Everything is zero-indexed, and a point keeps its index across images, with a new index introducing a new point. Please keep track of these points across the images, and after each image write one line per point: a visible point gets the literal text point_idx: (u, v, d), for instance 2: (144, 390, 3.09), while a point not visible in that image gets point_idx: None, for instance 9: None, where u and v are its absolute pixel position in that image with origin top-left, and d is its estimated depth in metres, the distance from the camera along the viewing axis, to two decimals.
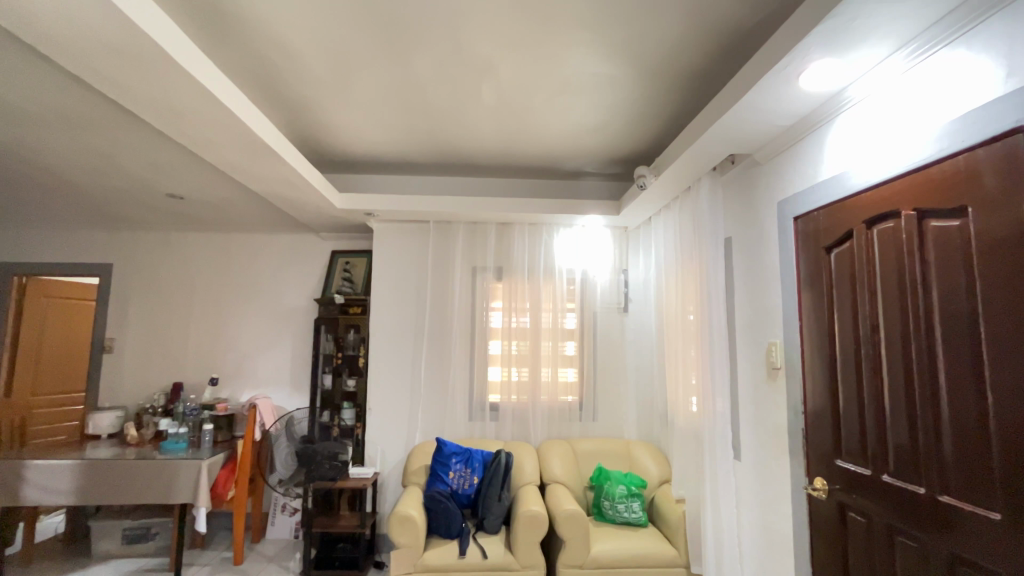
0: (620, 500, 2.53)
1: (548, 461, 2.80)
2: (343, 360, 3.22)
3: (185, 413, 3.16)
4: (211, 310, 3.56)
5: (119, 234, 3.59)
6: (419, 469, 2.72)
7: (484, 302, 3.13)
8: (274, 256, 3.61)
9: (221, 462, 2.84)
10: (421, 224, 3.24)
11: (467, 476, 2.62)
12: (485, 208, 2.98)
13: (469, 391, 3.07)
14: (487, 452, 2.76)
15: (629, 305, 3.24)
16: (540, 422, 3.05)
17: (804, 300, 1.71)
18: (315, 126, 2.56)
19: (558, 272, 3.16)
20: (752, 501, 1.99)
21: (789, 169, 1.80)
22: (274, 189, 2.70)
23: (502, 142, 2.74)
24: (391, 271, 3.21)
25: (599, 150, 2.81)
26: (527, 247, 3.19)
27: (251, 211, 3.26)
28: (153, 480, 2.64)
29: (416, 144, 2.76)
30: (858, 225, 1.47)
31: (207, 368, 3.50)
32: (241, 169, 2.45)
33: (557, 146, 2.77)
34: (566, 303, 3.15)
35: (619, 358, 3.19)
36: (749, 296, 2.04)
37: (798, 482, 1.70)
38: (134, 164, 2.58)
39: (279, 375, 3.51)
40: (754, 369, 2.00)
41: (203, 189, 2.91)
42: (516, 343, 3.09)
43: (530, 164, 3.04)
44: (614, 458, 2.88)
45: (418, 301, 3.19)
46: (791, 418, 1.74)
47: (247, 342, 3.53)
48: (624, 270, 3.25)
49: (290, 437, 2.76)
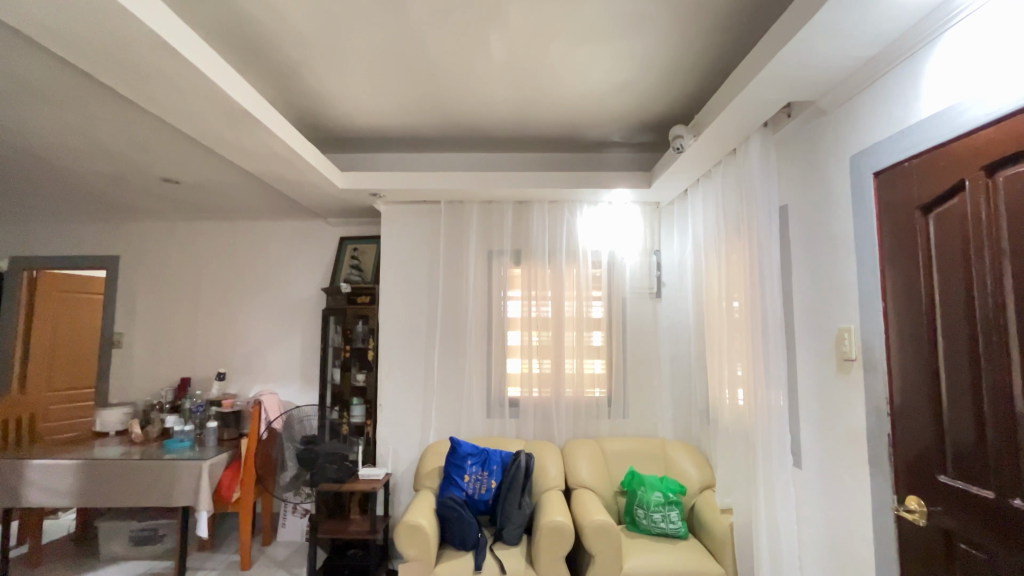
0: (655, 508, 2.24)
1: (573, 462, 2.53)
2: (351, 353, 2.97)
3: (192, 411, 3.01)
4: (219, 301, 3.40)
5: (125, 225, 3.45)
6: (432, 471, 2.49)
7: (501, 290, 2.86)
8: (282, 244, 3.43)
9: (225, 462, 2.70)
10: (432, 206, 2.99)
11: (484, 480, 2.37)
12: (500, 184, 2.70)
13: (487, 385, 2.83)
14: (506, 453, 2.50)
15: (662, 290, 2.91)
16: (564, 419, 2.78)
17: (889, 273, 1.37)
18: (310, 96, 2.32)
19: (582, 255, 2.86)
20: (818, 517, 1.67)
21: (869, 114, 1.45)
22: (270, 168, 2.49)
23: (517, 109, 2.45)
24: (401, 257, 2.97)
25: (627, 112, 2.48)
26: (547, 228, 2.89)
27: (253, 196, 3.06)
28: (153, 482, 2.50)
29: (422, 114, 2.51)
30: (974, 173, 1.13)
31: (215, 362, 3.36)
32: (231, 145, 2.24)
33: (580, 110, 2.46)
34: (592, 290, 2.85)
35: (651, 350, 2.87)
36: (811, 274, 1.71)
37: (883, 500, 1.38)
38: (123, 144, 2.40)
39: (288, 369, 3.34)
40: (819, 360, 1.67)
41: (201, 172, 2.72)
42: (537, 334, 2.82)
43: (551, 135, 2.74)
44: (648, 460, 2.58)
45: (430, 289, 2.95)
46: (872, 421, 1.42)
47: (256, 335, 3.37)
48: (655, 252, 2.92)
49: (288, 440, 2.54)
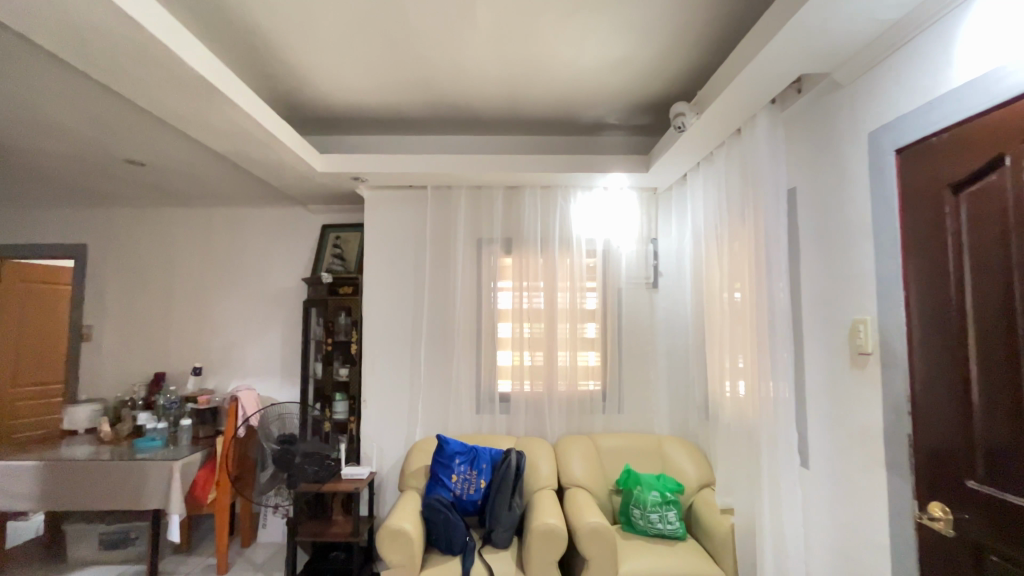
0: (652, 509, 2.13)
1: (566, 460, 2.42)
2: (333, 346, 2.81)
3: (165, 407, 2.84)
4: (195, 292, 3.24)
5: (93, 212, 3.26)
6: (417, 471, 2.37)
7: (491, 280, 2.73)
8: (261, 232, 3.27)
9: (199, 461, 2.56)
10: (418, 191, 2.84)
11: (472, 480, 2.25)
12: (489, 168, 2.54)
13: (476, 380, 2.70)
14: (496, 451, 2.39)
15: (659, 279, 2.78)
16: (557, 414, 2.66)
17: (912, 260, 1.26)
18: (283, 69, 2.15)
19: (576, 243, 2.72)
20: (828, 521, 1.57)
21: (892, 85, 1.33)
22: (242, 149, 2.32)
23: (507, 86, 2.30)
24: (385, 245, 2.82)
25: (624, 91, 2.34)
26: (539, 214, 2.76)
27: (228, 180, 2.89)
28: (121, 483, 2.36)
29: (406, 91, 2.35)
30: (1015, 145, 1.01)
31: (191, 356, 3.20)
32: (197, 123, 2.06)
33: (573, 89, 2.32)
34: (586, 281, 2.72)
35: (648, 342, 2.75)
36: (822, 261, 1.60)
37: (902, 506, 1.27)
38: (81, 123, 2.22)
39: (269, 363, 3.19)
40: (829, 355, 1.56)
41: (169, 153, 2.54)
42: (528, 325, 2.70)
43: (543, 117, 2.59)
44: (644, 458, 2.48)
45: (416, 279, 2.81)
46: (889, 420, 1.31)
47: (234, 328, 3.22)
48: (652, 240, 2.79)
49: (263, 440, 2.36)
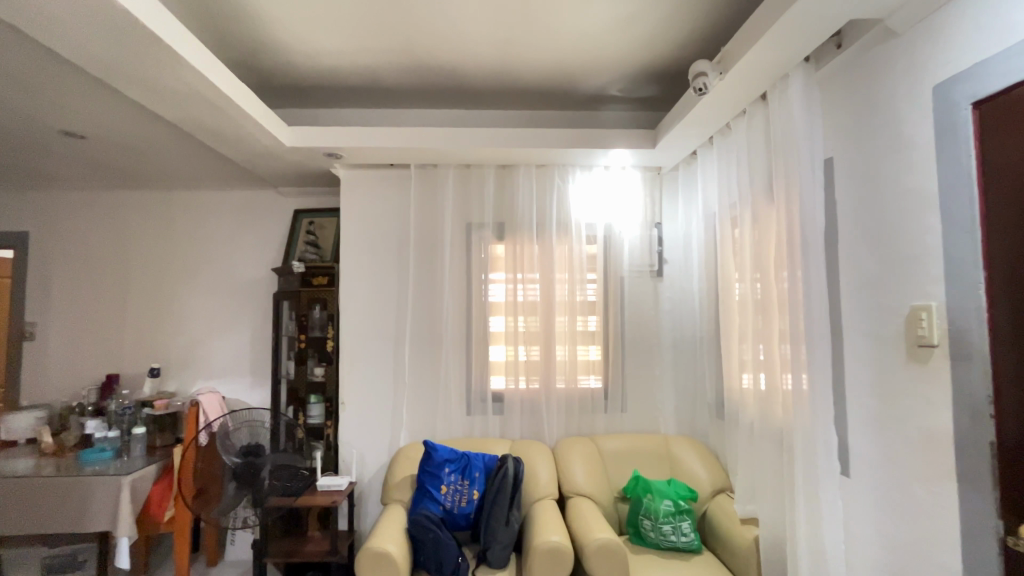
0: (664, 520, 1.92)
1: (567, 466, 2.20)
2: (308, 343, 2.55)
3: (117, 413, 2.54)
4: (152, 285, 2.92)
5: (32, 195, 2.90)
6: (402, 482, 2.12)
7: (481, 271, 2.48)
8: (226, 218, 2.96)
9: (153, 475, 2.26)
10: (401, 171, 2.57)
11: (464, 491, 2.02)
12: (481, 144, 2.28)
13: (466, 378, 2.46)
14: (489, 457, 2.16)
15: (664, 267, 2.57)
16: (555, 415, 2.44)
17: (994, 233, 1.06)
18: (241, 23, 1.85)
19: (575, 228, 2.50)
20: (876, 536, 1.37)
21: (967, 27, 1.12)
22: (196, 116, 2.01)
23: (501, 50, 2.04)
24: (365, 231, 2.55)
25: (631, 56, 2.10)
26: (534, 196, 2.52)
27: (185, 157, 2.58)
28: (62, 503, 2.06)
29: (386, 55, 2.07)
30: None
31: (150, 356, 2.88)
32: (137, 82, 1.75)
33: (575, 54, 2.07)
34: (587, 272, 2.50)
35: (653, 335, 2.54)
36: (868, 239, 1.39)
37: (982, 527, 1.07)
38: (3, 85, 1.89)
39: (237, 362, 2.91)
40: (878, 346, 1.36)
41: (112, 122, 2.22)
42: (523, 319, 2.46)
43: (539, 87, 2.34)
44: (651, 462, 2.28)
45: (400, 268, 2.54)
46: (963, 423, 1.11)
47: (198, 323, 2.92)
48: (656, 224, 2.57)
49: (223, 452, 2.03)
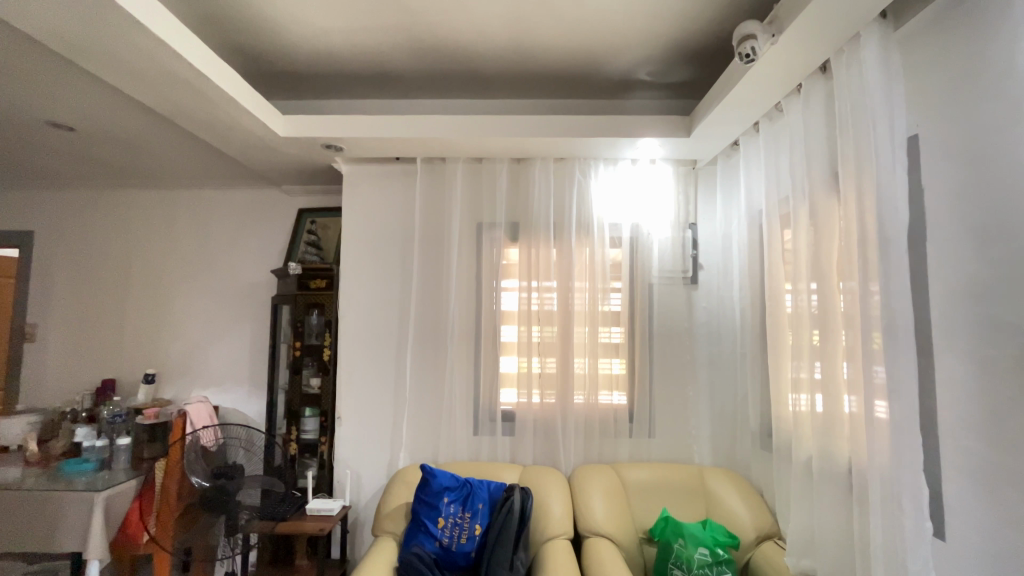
0: (699, 572, 1.61)
1: (585, 498, 1.92)
2: (303, 351, 2.30)
3: (108, 421, 2.41)
4: (152, 288, 2.79)
5: None
6: (397, 511, 1.88)
7: (493, 275, 2.24)
8: (230, 218, 2.83)
9: (134, 492, 2.12)
10: (408, 167, 2.37)
11: (465, 525, 1.76)
12: (492, 134, 2.04)
13: (474, 393, 2.22)
14: (495, 486, 1.90)
15: (699, 274, 2.28)
16: (573, 438, 2.17)
17: None
18: (227, 2, 1.69)
19: (597, 229, 2.24)
20: None
21: None
22: (180, 103, 1.85)
23: (514, 28, 1.80)
24: (368, 231, 2.35)
25: (663, 33, 1.83)
26: (552, 192, 2.27)
27: (183, 151, 2.44)
28: (32, 518, 1.95)
29: (387, 36, 1.87)
30: None
31: (147, 362, 2.75)
32: (110, 62, 1.58)
33: (598, 31, 1.82)
34: (610, 280, 2.23)
35: (685, 350, 2.24)
36: (974, 234, 1.08)
37: None
38: None
39: (237, 370, 2.76)
40: (992, 376, 1.03)
41: (102, 115, 2.08)
42: (538, 328, 2.20)
43: (559, 71, 2.10)
44: (682, 497, 1.98)
45: (405, 272, 2.33)
46: None
47: (198, 328, 2.77)
48: (690, 225, 2.28)
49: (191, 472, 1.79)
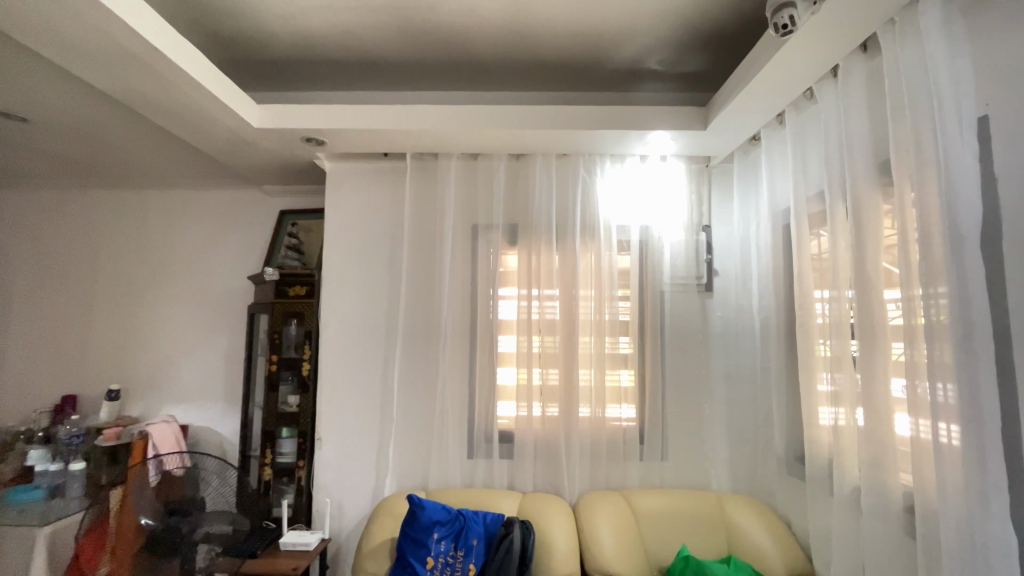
0: None
1: (592, 532, 1.71)
2: (279, 366, 2.08)
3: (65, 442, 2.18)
4: (120, 295, 2.57)
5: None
6: (380, 548, 1.67)
7: (489, 281, 2.04)
8: (205, 219, 2.63)
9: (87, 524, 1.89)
10: (398, 163, 2.19)
11: (457, 566, 1.55)
12: (487, 125, 1.86)
13: (468, 411, 2.01)
14: (492, 518, 1.69)
15: (713, 280, 2.09)
16: (577, 462, 1.96)
17: None
18: None
19: (603, 231, 2.05)
20: None
21: None
22: (140, 90, 1.65)
23: (512, 8, 1.63)
24: (353, 233, 2.15)
25: (679, 13, 1.65)
26: (554, 191, 2.08)
27: (153, 145, 2.24)
28: None
29: (371, 16, 1.69)
30: None
31: (112, 377, 2.52)
32: (55, 42, 1.39)
33: (605, 12, 1.65)
34: (617, 290, 2.04)
35: (699, 363, 2.04)
36: None
37: None
38: None
39: (211, 384, 2.53)
40: None
41: (57, 105, 1.88)
42: (538, 339, 2.00)
43: (560, 59, 1.93)
44: (701, 528, 1.77)
45: (393, 277, 2.13)
46: None
47: (169, 339, 2.56)
48: (704, 227, 2.10)
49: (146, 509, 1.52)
